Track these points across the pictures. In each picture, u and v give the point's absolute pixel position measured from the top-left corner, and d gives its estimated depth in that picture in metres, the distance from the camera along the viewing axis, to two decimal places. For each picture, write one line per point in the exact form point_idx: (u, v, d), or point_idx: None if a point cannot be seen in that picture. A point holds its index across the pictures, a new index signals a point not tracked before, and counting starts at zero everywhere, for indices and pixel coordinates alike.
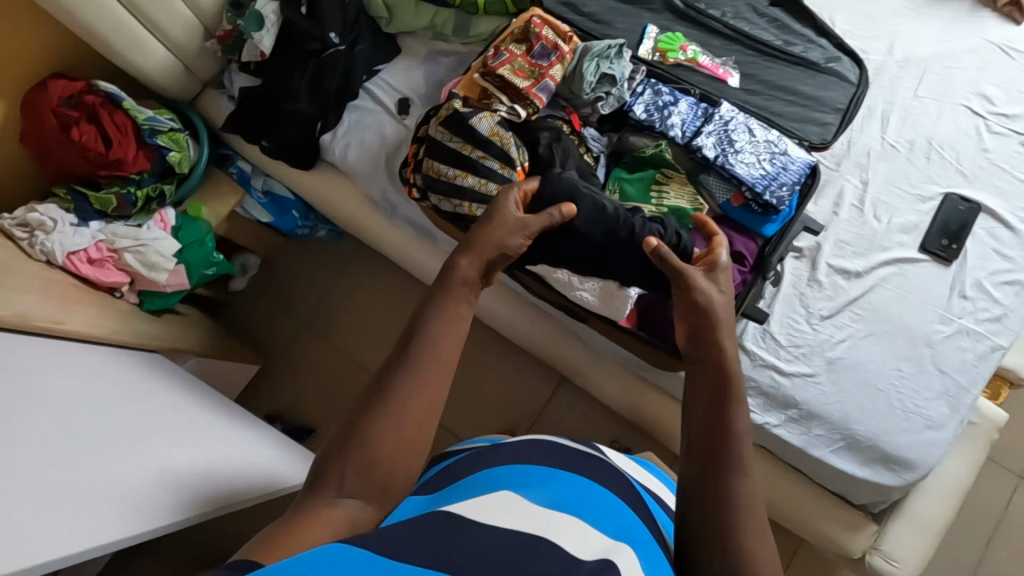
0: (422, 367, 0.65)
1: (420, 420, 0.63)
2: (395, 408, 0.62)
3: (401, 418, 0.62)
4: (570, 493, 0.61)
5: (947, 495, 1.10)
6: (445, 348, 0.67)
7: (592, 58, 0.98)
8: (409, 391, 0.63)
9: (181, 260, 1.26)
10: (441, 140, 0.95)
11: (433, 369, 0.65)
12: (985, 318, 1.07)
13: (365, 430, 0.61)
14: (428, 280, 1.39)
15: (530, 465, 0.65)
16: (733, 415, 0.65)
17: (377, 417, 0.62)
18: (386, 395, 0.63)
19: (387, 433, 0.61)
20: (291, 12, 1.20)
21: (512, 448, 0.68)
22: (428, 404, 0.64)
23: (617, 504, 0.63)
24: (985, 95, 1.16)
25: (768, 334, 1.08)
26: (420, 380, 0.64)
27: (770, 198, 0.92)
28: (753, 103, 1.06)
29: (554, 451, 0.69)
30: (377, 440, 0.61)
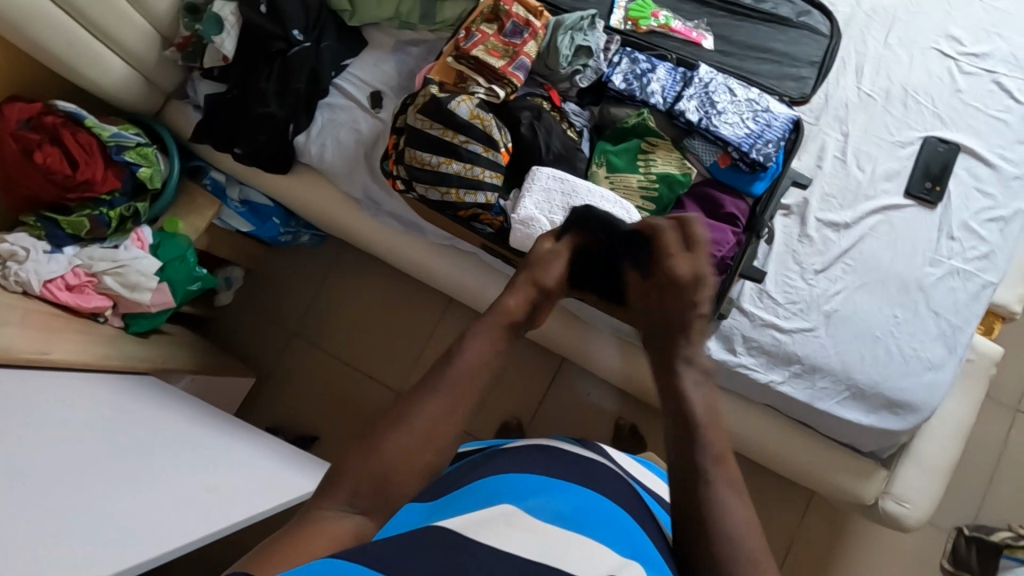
0: (454, 380, 0.69)
1: (446, 431, 0.65)
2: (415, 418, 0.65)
3: (425, 427, 0.65)
4: (572, 505, 0.62)
5: (952, 434, 1.11)
6: (474, 365, 0.71)
7: (565, 31, 0.96)
8: (439, 403, 0.67)
9: (165, 278, 1.23)
10: (421, 128, 0.91)
11: (462, 383, 0.69)
12: (973, 257, 1.09)
13: (388, 436, 0.64)
14: (483, 304, 1.31)
15: (530, 474, 0.66)
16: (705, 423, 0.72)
17: (402, 424, 0.65)
18: (415, 403, 0.67)
19: (410, 441, 0.63)
20: (249, 12, 1.16)
21: (509, 458, 0.69)
22: (453, 415, 0.67)
23: (621, 514, 0.64)
24: (953, 36, 1.17)
25: (764, 294, 1.09)
26: (452, 391, 0.68)
27: (757, 156, 0.91)
28: (728, 64, 1.05)
29: (553, 460, 0.70)
30: (398, 447, 0.63)
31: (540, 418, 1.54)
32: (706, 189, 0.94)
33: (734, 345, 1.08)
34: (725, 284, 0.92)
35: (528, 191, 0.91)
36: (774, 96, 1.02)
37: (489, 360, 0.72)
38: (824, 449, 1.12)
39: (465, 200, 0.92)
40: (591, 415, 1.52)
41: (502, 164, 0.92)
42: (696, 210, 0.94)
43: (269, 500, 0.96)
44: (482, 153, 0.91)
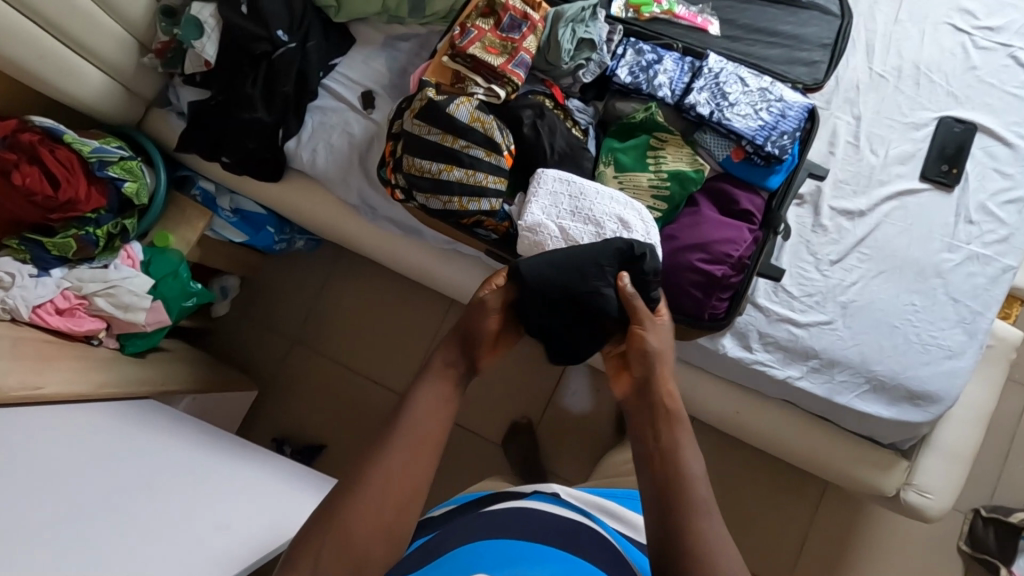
0: (412, 433, 0.73)
1: (412, 483, 0.70)
2: (379, 474, 0.70)
3: (386, 482, 0.69)
4: (536, 563, 0.72)
5: (974, 420, 1.09)
6: (433, 415, 0.75)
7: (566, 24, 0.90)
8: (400, 457, 0.71)
9: (158, 295, 1.20)
10: (419, 133, 0.86)
11: (418, 434, 0.73)
12: (992, 240, 1.05)
13: (353, 495, 0.69)
14: (464, 299, 1.27)
15: (507, 538, 0.77)
16: (688, 462, 0.73)
17: (364, 479, 0.70)
18: (378, 457, 0.71)
19: (372, 498, 0.68)
20: (229, 12, 1.09)
21: (481, 523, 0.81)
22: (414, 466, 0.71)
23: (584, 568, 0.74)
24: (966, 10, 1.13)
25: (779, 288, 1.06)
26: (411, 443, 0.73)
27: (772, 148, 0.86)
28: (736, 50, 1.00)
29: (517, 520, 0.81)
30: (362, 505, 0.68)
31: (550, 416, 1.52)
32: (716, 184, 0.90)
33: (750, 341, 1.05)
34: (741, 284, 0.89)
35: (534, 197, 0.87)
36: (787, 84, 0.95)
37: (442, 413, 0.76)
38: (841, 441, 1.10)
39: (468, 208, 0.87)
40: (601, 411, 1.50)
41: (506, 168, 0.87)
42: (709, 206, 0.90)
43: (281, 531, 0.93)
44: (485, 157, 0.86)
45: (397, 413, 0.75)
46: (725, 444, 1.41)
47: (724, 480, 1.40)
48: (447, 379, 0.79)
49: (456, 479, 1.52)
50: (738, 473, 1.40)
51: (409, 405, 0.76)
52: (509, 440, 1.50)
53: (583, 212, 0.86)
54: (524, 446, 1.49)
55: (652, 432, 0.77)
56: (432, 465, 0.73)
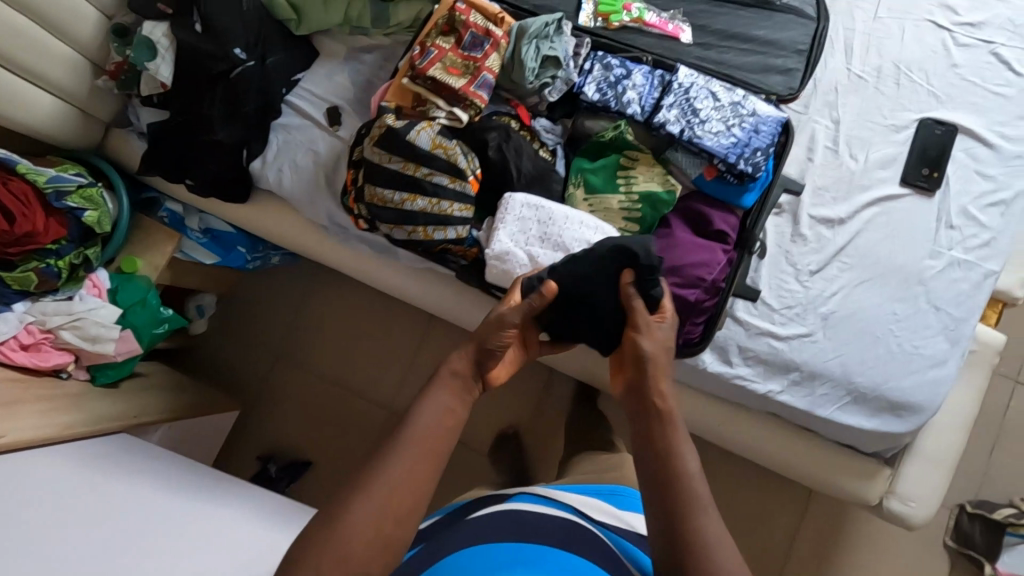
0: (418, 441, 0.70)
1: (413, 491, 0.67)
2: (383, 479, 0.67)
3: (386, 495, 0.66)
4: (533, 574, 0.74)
5: (958, 426, 1.08)
6: (436, 429, 0.72)
7: (529, 41, 0.86)
8: (402, 470, 0.68)
9: (127, 324, 1.17)
10: (379, 163, 0.83)
11: (421, 445, 0.70)
12: (974, 245, 1.03)
13: (350, 506, 0.65)
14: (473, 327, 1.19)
15: (505, 541, 0.79)
16: (684, 457, 0.71)
17: (362, 490, 0.66)
18: (379, 469, 0.67)
19: (369, 510, 0.64)
20: (183, 32, 1.05)
21: (475, 527, 0.82)
22: (416, 482, 0.68)
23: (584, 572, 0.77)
24: (947, 5, 1.09)
25: (758, 301, 1.04)
26: (413, 455, 0.69)
27: (745, 167, 0.83)
28: (708, 58, 0.96)
29: (512, 523, 0.83)
30: (360, 516, 0.64)
31: (537, 425, 1.51)
32: (689, 204, 0.87)
33: (729, 356, 1.04)
34: (717, 307, 0.86)
35: (502, 223, 0.84)
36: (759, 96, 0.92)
37: (445, 427, 0.73)
38: (830, 451, 1.09)
39: (434, 237, 0.85)
40: None
41: (473, 194, 0.85)
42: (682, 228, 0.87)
43: (259, 570, 0.92)
44: (449, 185, 0.83)
45: (398, 425, 0.72)
46: (711, 449, 1.40)
47: (711, 484, 1.40)
48: (454, 390, 0.76)
49: (445, 491, 1.51)
50: (725, 477, 1.39)
51: (415, 415, 0.72)
52: (496, 450, 1.49)
53: (552, 238, 0.83)
54: (511, 456, 1.48)
55: (641, 425, 0.75)
56: (435, 476, 0.70)
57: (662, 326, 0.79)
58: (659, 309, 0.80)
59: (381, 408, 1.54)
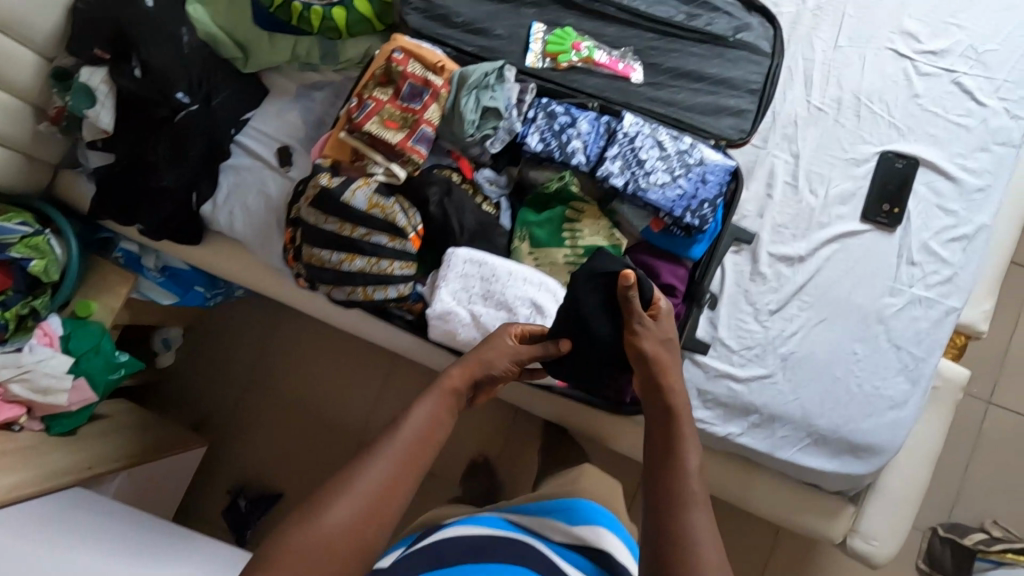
0: (406, 444, 0.68)
1: (392, 494, 0.65)
2: (366, 478, 0.65)
3: (370, 493, 0.64)
4: None
5: (920, 462, 1.07)
6: (426, 432, 0.70)
7: (469, 91, 0.83)
8: (389, 468, 0.66)
9: (81, 372, 1.15)
10: (315, 223, 0.81)
11: (411, 447, 0.68)
12: (935, 282, 1.01)
13: (333, 501, 0.63)
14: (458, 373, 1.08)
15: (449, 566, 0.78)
16: (684, 457, 0.69)
17: (347, 484, 0.65)
18: (366, 466, 0.66)
19: (351, 503, 0.63)
20: (122, 79, 1.02)
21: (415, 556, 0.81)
22: (400, 482, 0.66)
23: None
24: (909, 32, 1.06)
25: (717, 342, 1.02)
26: (400, 455, 0.67)
27: (691, 220, 0.81)
28: (659, 99, 0.94)
29: (453, 547, 0.81)
30: (341, 510, 0.62)
31: (509, 454, 1.49)
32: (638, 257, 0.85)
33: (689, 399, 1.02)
34: None
35: (444, 281, 0.82)
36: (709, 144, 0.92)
37: (436, 434, 0.71)
38: (797, 491, 1.08)
39: (374, 296, 0.83)
40: None
41: (414, 251, 0.83)
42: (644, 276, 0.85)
43: None
44: (388, 244, 0.81)
45: (388, 428, 0.70)
46: None
47: None
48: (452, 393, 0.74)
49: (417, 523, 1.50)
50: None
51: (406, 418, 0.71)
52: (467, 479, 1.48)
53: (494, 296, 0.82)
54: (483, 486, 1.47)
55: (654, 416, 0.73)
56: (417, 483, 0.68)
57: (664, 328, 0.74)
58: (652, 307, 0.74)
59: (353, 438, 1.52)
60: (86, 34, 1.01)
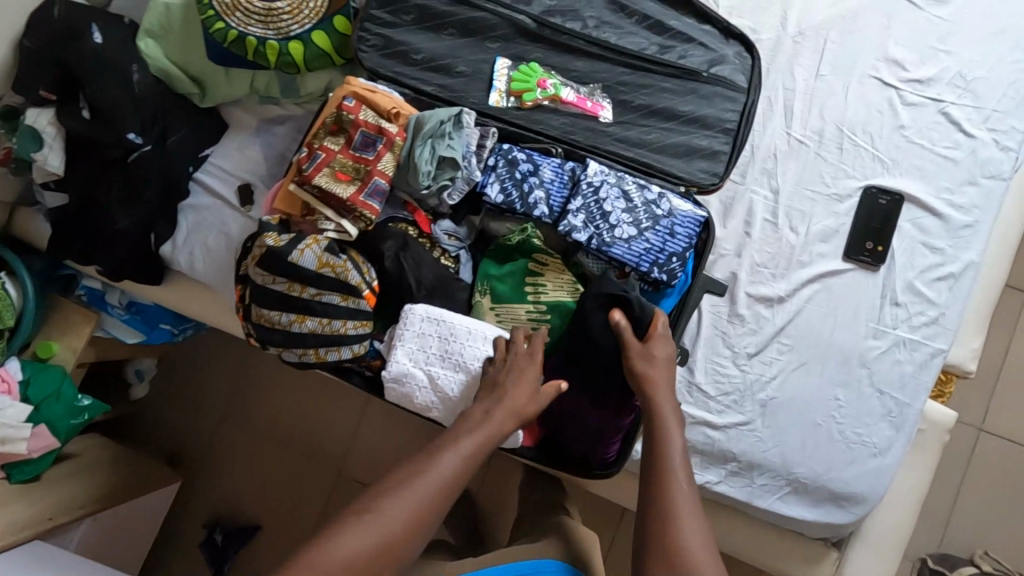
0: (450, 453, 0.70)
1: (433, 500, 0.68)
2: (410, 482, 0.68)
3: (414, 497, 0.67)
4: None
5: (906, 507, 1.03)
6: (482, 442, 0.71)
7: (423, 140, 0.79)
8: (442, 473, 0.69)
9: (41, 419, 1.12)
10: (263, 283, 0.77)
11: (467, 453, 0.71)
12: (920, 323, 0.97)
13: (381, 501, 0.67)
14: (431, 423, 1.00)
15: None
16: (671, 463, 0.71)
17: (401, 481, 0.69)
18: (421, 467, 0.69)
19: (401, 500, 0.67)
20: (71, 121, 0.98)
21: None
22: (449, 487, 0.69)
23: None
24: (894, 60, 1.00)
25: (694, 387, 0.98)
26: (455, 461, 0.70)
27: (659, 275, 0.77)
28: (630, 139, 0.90)
29: None
30: (391, 505, 0.67)
31: None
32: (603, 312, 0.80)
33: None
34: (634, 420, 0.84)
35: (400, 340, 0.78)
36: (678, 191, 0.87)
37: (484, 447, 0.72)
38: (782, 539, 1.03)
39: (327, 358, 0.79)
40: None
41: (369, 310, 0.78)
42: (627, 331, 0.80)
43: None
44: (341, 302, 0.77)
45: (440, 437, 0.72)
46: None
47: None
48: (504, 409, 0.73)
49: None
50: None
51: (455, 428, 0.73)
52: None
53: (452, 357, 0.77)
54: None
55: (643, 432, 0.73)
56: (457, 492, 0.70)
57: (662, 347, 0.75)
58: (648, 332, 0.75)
59: (333, 467, 1.46)
60: (31, 74, 0.97)
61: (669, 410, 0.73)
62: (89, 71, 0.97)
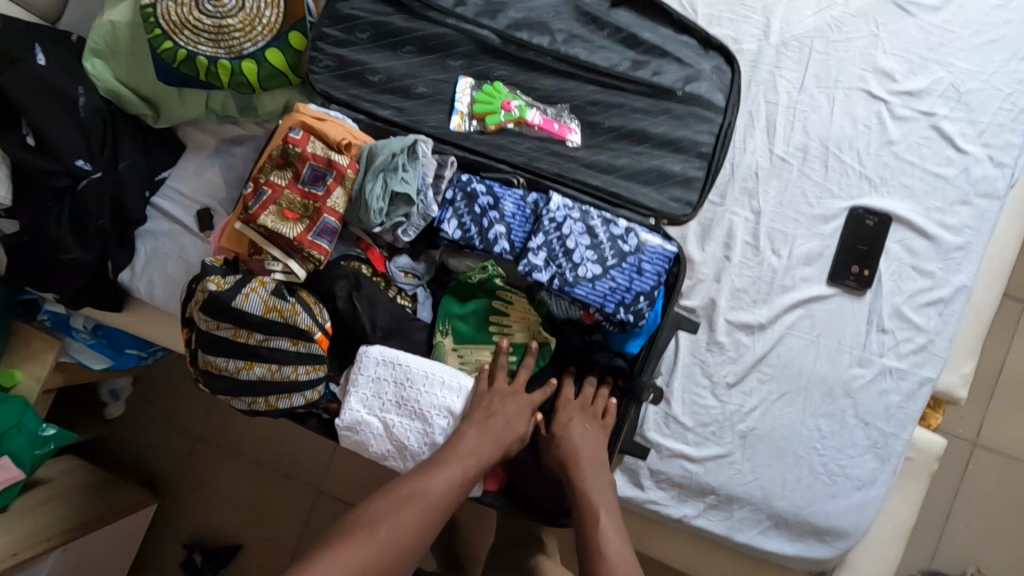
0: (455, 460, 0.68)
1: (438, 506, 0.64)
2: (414, 486, 0.65)
3: (420, 504, 0.64)
4: None
5: (895, 540, 0.99)
6: (476, 466, 0.68)
7: (375, 175, 0.75)
8: (440, 496, 0.65)
9: (4, 451, 1.10)
10: (208, 329, 0.73)
11: (464, 477, 0.67)
12: (909, 351, 0.93)
13: (385, 508, 0.63)
14: None
15: None
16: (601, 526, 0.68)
17: (399, 503, 0.63)
18: (416, 488, 0.64)
19: (401, 523, 0.62)
20: (14, 148, 0.92)
21: None
22: (444, 510, 0.65)
23: None
24: (883, 70, 0.95)
25: (671, 419, 0.94)
26: (451, 483, 0.66)
27: (625, 316, 0.74)
28: (599, 164, 0.85)
29: None
30: (390, 528, 0.61)
31: None
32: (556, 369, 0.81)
33: (641, 479, 0.95)
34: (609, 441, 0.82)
35: (354, 386, 0.75)
36: (649, 223, 0.83)
37: (487, 456, 0.70)
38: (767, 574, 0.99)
39: (277, 405, 0.75)
40: None
41: (322, 354, 0.74)
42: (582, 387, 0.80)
43: None
44: (290, 348, 0.73)
45: (442, 448, 0.70)
46: None
47: None
48: (498, 427, 0.71)
49: None
50: None
51: (457, 437, 0.70)
52: None
53: (408, 404, 0.74)
54: None
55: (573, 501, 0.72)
56: (460, 502, 0.67)
57: (575, 414, 0.77)
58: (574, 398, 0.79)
59: (306, 490, 1.43)
60: None
61: (596, 486, 0.73)
62: (31, 96, 0.92)
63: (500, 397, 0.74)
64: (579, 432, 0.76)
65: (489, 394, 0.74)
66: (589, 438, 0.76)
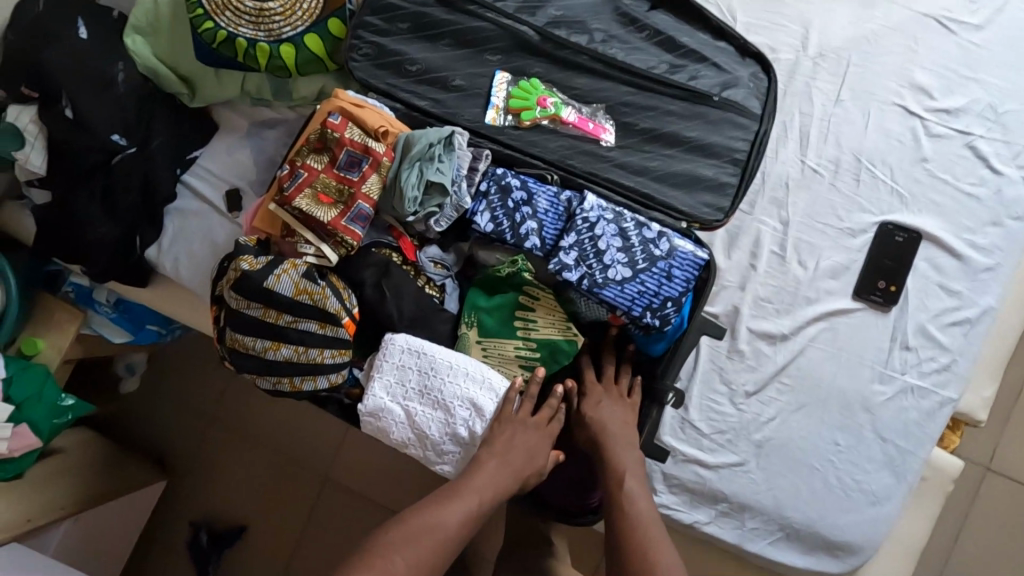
0: (470, 494, 0.69)
1: (451, 540, 0.66)
2: (431, 520, 0.66)
3: (434, 539, 0.65)
4: None
5: (907, 559, 0.98)
6: (491, 500, 0.70)
7: (411, 163, 0.76)
8: (454, 530, 0.66)
9: (22, 419, 1.10)
10: (238, 308, 0.74)
11: (480, 509, 0.69)
12: (931, 370, 0.93)
13: (400, 540, 0.64)
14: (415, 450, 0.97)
15: None
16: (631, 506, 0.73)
17: (414, 533, 0.65)
18: (432, 522, 0.66)
19: (416, 555, 0.64)
20: (52, 121, 0.94)
21: None
22: (456, 545, 0.67)
23: None
24: (920, 86, 0.94)
25: (687, 424, 0.94)
26: (466, 517, 0.67)
27: (652, 320, 0.75)
28: (632, 167, 0.85)
29: None
30: (405, 563, 0.63)
31: None
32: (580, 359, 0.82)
33: (654, 483, 0.94)
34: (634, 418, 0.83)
35: (379, 372, 0.75)
36: (680, 228, 0.82)
37: (503, 490, 0.71)
38: None
39: (302, 387, 0.75)
40: None
41: (348, 339, 0.74)
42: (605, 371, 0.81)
43: None
44: (317, 330, 0.74)
45: (459, 477, 0.71)
46: None
47: None
48: (517, 461, 0.72)
49: None
50: None
51: (476, 466, 0.71)
52: None
53: (431, 394, 0.74)
54: None
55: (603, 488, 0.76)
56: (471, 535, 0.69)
57: (603, 398, 0.79)
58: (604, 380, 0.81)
59: (315, 475, 1.44)
60: (13, 70, 0.93)
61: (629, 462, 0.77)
62: (73, 71, 0.94)
63: (522, 427, 0.73)
64: (608, 411, 0.78)
65: (513, 422, 0.73)
66: (618, 418, 0.78)
